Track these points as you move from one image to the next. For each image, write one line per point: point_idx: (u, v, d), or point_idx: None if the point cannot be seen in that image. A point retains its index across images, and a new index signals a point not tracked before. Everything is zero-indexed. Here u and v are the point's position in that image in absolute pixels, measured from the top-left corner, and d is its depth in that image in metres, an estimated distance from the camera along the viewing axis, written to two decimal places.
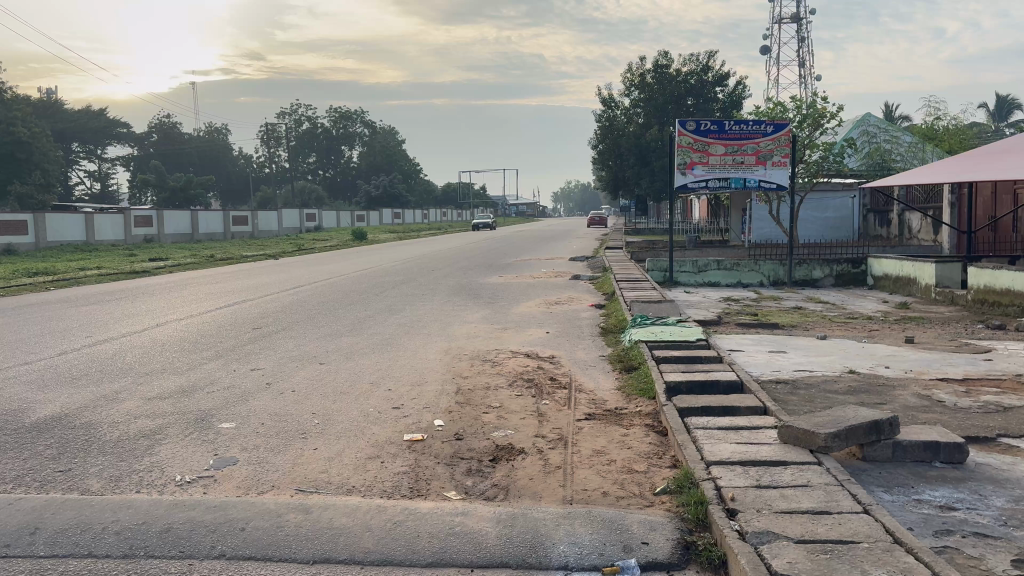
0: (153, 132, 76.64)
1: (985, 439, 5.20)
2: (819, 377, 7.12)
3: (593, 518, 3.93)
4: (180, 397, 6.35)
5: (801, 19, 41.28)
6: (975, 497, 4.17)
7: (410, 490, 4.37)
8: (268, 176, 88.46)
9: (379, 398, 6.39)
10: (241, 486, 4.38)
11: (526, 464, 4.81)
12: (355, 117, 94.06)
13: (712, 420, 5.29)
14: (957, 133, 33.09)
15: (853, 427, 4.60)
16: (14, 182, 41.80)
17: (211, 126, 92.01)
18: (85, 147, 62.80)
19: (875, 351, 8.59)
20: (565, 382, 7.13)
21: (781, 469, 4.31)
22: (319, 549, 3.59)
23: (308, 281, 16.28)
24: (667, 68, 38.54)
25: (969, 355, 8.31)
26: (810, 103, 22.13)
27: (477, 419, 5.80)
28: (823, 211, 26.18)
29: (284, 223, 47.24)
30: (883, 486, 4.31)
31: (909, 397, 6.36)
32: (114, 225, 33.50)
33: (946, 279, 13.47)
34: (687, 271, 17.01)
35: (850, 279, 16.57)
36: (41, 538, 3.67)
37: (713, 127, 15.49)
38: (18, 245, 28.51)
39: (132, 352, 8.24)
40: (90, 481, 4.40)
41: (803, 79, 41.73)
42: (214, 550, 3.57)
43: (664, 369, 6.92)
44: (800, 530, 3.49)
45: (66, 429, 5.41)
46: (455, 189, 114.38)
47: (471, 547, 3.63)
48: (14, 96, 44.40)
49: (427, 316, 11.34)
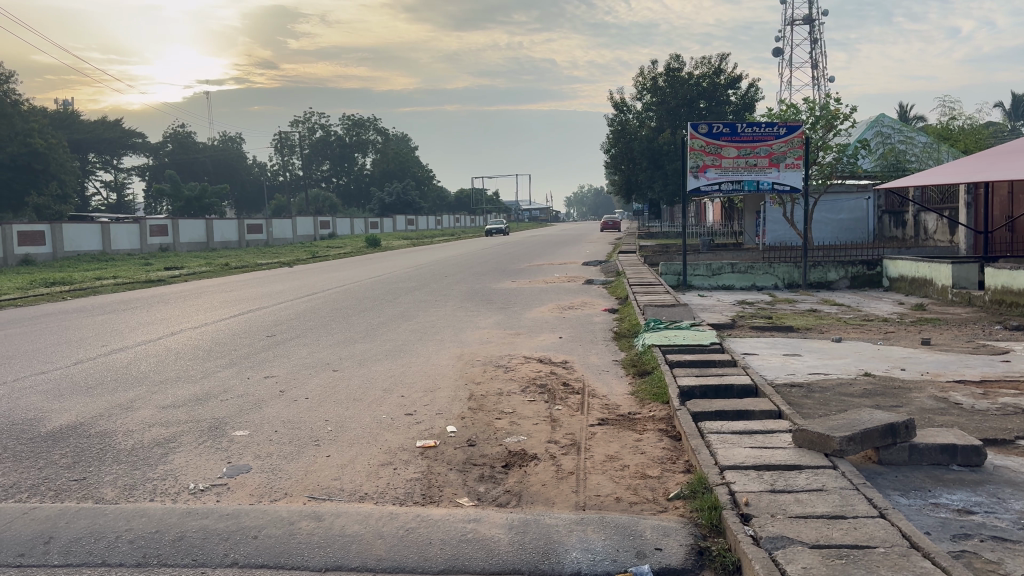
0: (168, 142, 77.39)
1: (1003, 441, 5.15)
2: (835, 379, 7.07)
3: (605, 524, 3.91)
4: (194, 405, 6.39)
5: (813, 20, 41.04)
6: (993, 501, 4.11)
7: (423, 496, 4.37)
8: (282, 184, 89.18)
9: (392, 404, 6.40)
10: (254, 493, 4.40)
11: (538, 470, 4.80)
12: (367, 125, 94.64)
13: (727, 425, 5.24)
14: (973, 133, 32.77)
15: (869, 431, 4.56)
16: (31, 192, 42.39)
17: (226, 136, 92.95)
18: (101, 157, 63.72)
19: (891, 352, 8.51)
20: (578, 387, 7.10)
21: (796, 473, 4.27)
22: (331, 556, 3.59)
23: (322, 289, 16.32)
24: (679, 71, 38.45)
25: (984, 356, 8.21)
26: (822, 105, 21.98)
27: (490, 424, 5.82)
28: (837, 212, 26.02)
29: (299, 231, 47.47)
30: (899, 489, 4.26)
31: (925, 399, 6.29)
32: (130, 235, 33.79)
33: (963, 280, 13.35)
34: (701, 274, 16.92)
35: (867, 281, 16.45)
36: (55, 547, 3.70)
37: (726, 130, 15.39)
38: (35, 255, 28.79)
39: (146, 361, 8.29)
40: (103, 489, 4.44)
41: (816, 81, 41.60)
42: (228, 557, 3.59)
43: (678, 373, 6.88)
44: (815, 535, 3.46)
45: (82, 437, 5.47)
46: (467, 194, 114.63)
47: (484, 553, 3.62)
48: (31, 108, 44.93)
49: (439, 321, 11.35)
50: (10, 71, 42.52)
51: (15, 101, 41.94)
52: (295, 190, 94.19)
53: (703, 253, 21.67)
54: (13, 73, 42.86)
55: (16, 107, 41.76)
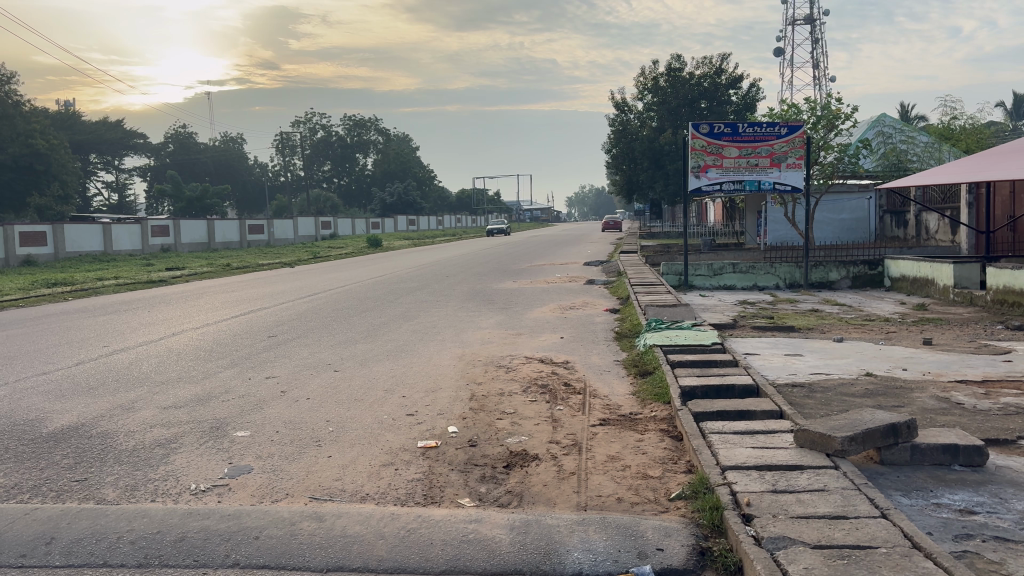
0: (169, 142, 77.39)
1: (1006, 441, 5.14)
2: (836, 380, 7.06)
3: (606, 524, 3.91)
4: (196, 406, 6.40)
5: (814, 20, 40.95)
6: (995, 501, 4.11)
7: (424, 497, 4.37)
8: (283, 185, 89.27)
9: (393, 405, 6.40)
10: (255, 494, 4.40)
11: (540, 470, 4.80)
12: (369, 125, 94.65)
13: (728, 425, 5.24)
14: (974, 133, 32.72)
15: (871, 430, 4.55)
16: (33, 193, 42.41)
17: (227, 137, 93.01)
18: (103, 158, 63.78)
19: (893, 352, 8.50)
20: (579, 388, 7.10)
21: (797, 473, 4.27)
22: (332, 557, 3.60)
23: (323, 289, 16.34)
24: (680, 71, 38.39)
25: (985, 356, 8.19)
26: (824, 105, 21.97)
27: (491, 424, 5.82)
28: (839, 212, 26.00)
29: (300, 232, 47.50)
30: (901, 489, 4.26)
31: (927, 399, 6.27)
32: (131, 235, 33.80)
33: (964, 279, 13.33)
34: (702, 275, 16.91)
35: (868, 281, 16.43)
36: (57, 548, 3.70)
37: (728, 130, 15.37)
38: (37, 256, 28.84)
39: (148, 362, 8.30)
40: (105, 491, 4.44)
41: (817, 81, 41.54)
42: (229, 559, 3.59)
43: (679, 373, 6.88)
44: (816, 535, 3.45)
45: (84, 438, 5.47)
46: (468, 195, 114.51)
47: (485, 553, 3.62)
48: (32, 109, 44.96)
49: (440, 322, 11.35)
50: (12, 72, 42.55)
51: (16, 102, 41.95)
52: (297, 191, 94.27)
53: (704, 253, 21.65)
54: (14, 74, 42.83)
55: (18, 109, 41.74)
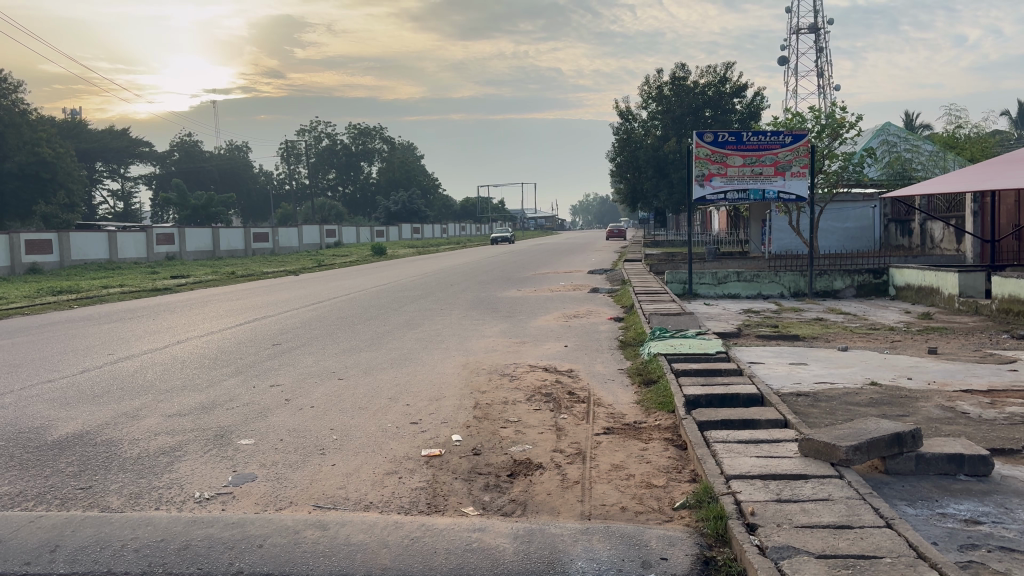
0: (176, 151, 77.73)
1: (1011, 451, 5.11)
2: (841, 389, 7.03)
3: (610, 533, 3.91)
4: (201, 413, 6.42)
5: (818, 28, 40.86)
6: (1001, 511, 4.09)
7: (427, 505, 4.37)
8: (288, 193, 89.68)
9: (397, 413, 6.40)
10: (259, 502, 4.41)
11: (543, 479, 4.79)
12: (373, 134, 95.67)
13: (733, 434, 5.21)
14: (978, 143, 32.67)
15: (875, 440, 4.54)
16: (39, 202, 42.59)
17: (233, 145, 93.52)
18: (109, 166, 64.06)
19: (898, 361, 8.49)
20: (584, 396, 7.09)
21: (802, 482, 4.25)
22: (333, 565, 3.59)
23: (328, 296, 16.45)
24: (684, 80, 38.54)
25: (991, 365, 8.13)
26: (828, 113, 21.95)
27: (495, 433, 5.81)
28: (843, 220, 25.95)
29: (305, 240, 47.78)
30: (906, 498, 4.25)
31: (931, 408, 6.26)
32: (137, 243, 33.98)
33: (970, 288, 13.28)
34: (707, 283, 16.84)
35: (873, 289, 16.45)
36: (62, 555, 3.71)
37: (731, 138, 15.41)
38: (42, 264, 28.87)
39: (153, 370, 8.32)
40: (109, 498, 4.45)
41: (822, 89, 41.45)
42: (232, 566, 3.59)
43: (683, 382, 6.85)
44: (820, 544, 3.44)
45: (87, 446, 5.48)
46: (472, 202, 114.50)
47: (488, 563, 3.61)
48: (39, 116, 45.17)
49: (444, 330, 11.38)
50: (19, 81, 42.78)
51: (24, 110, 42.02)
52: (301, 199, 94.68)
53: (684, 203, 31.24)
54: (21, 83, 43.06)
55: (25, 117, 41.99)
